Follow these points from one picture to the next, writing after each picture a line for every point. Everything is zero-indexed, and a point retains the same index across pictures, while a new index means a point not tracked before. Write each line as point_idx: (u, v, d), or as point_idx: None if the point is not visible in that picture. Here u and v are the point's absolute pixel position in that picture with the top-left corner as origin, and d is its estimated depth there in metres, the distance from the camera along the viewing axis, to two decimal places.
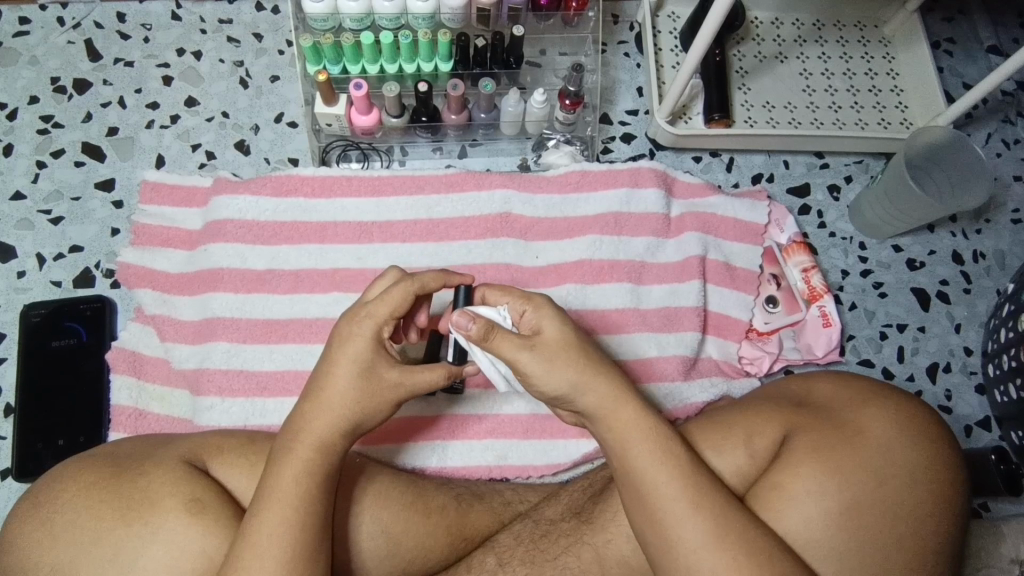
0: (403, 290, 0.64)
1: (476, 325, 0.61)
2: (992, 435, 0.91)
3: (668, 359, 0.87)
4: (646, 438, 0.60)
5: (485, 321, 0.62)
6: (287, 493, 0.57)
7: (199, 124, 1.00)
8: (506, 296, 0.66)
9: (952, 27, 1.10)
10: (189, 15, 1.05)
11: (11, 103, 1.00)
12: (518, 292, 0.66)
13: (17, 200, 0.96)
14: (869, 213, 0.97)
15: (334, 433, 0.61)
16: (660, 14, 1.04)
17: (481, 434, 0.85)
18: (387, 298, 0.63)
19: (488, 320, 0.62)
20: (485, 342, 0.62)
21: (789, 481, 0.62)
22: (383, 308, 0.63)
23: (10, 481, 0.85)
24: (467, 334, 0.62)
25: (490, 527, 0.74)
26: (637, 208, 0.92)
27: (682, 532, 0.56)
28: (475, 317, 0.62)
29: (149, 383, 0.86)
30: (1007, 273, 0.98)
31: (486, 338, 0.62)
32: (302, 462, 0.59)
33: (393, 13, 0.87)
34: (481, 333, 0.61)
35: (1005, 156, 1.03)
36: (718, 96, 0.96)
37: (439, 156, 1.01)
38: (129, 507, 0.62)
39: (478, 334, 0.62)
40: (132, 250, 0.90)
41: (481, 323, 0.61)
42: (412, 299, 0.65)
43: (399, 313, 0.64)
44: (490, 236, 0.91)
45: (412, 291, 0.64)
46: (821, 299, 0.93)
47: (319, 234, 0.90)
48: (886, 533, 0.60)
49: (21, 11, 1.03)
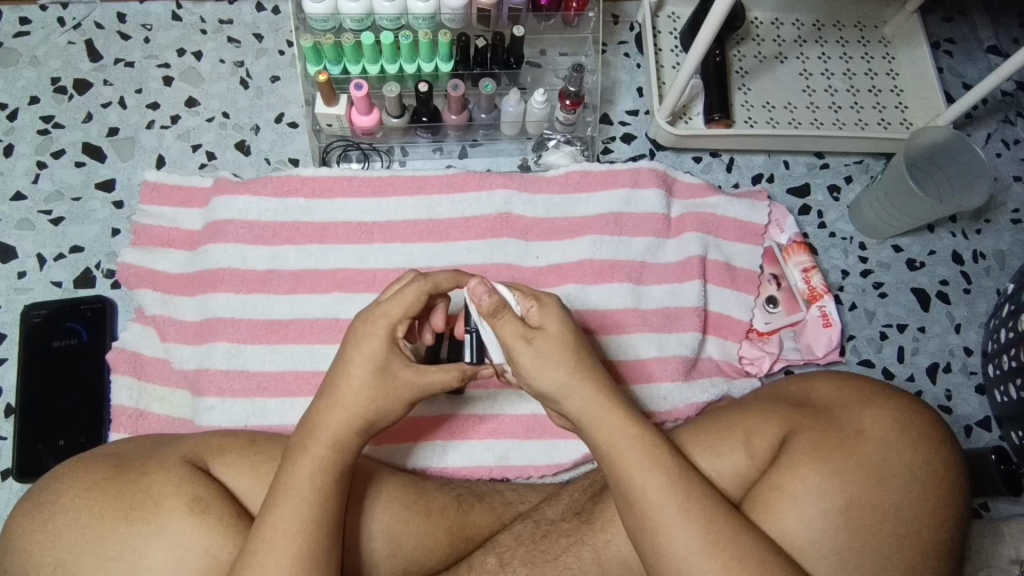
0: (415, 290, 0.64)
1: (490, 298, 0.62)
2: (992, 435, 0.91)
3: (668, 359, 0.87)
4: (633, 444, 0.59)
5: (499, 298, 0.62)
6: (302, 491, 0.57)
7: (199, 124, 1.00)
8: (518, 292, 0.66)
9: (952, 27, 1.10)
10: (190, 15, 1.05)
11: (11, 104, 1.00)
12: (526, 290, 0.66)
13: (18, 200, 0.96)
14: (868, 213, 0.97)
15: (349, 431, 0.61)
16: (661, 15, 1.04)
17: (482, 434, 0.85)
18: (397, 297, 0.64)
19: (501, 299, 0.63)
20: (494, 319, 0.63)
21: (784, 484, 0.62)
22: (397, 307, 0.63)
23: (10, 481, 0.85)
24: (479, 306, 0.62)
25: (490, 527, 0.74)
26: (637, 209, 0.92)
27: (672, 538, 0.56)
28: (491, 290, 0.62)
29: (150, 384, 0.86)
30: (1007, 273, 0.98)
31: (494, 314, 0.63)
32: (319, 459, 0.59)
33: (393, 13, 0.87)
34: (491, 308, 0.62)
35: (1005, 157, 1.03)
36: (718, 97, 0.96)
37: (440, 156, 1.01)
38: (131, 507, 0.62)
39: (489, 308, 0.62)
40: (133, 250, 0.90)
41: (495, 298, 0.62)
42: (424, 299, 0.65)
43: (412, 313, 0.64)
44: (490, 236, 0.91)
45: (426, 291, 0.64)
46: (822, 299, 0.93)
47: (319, 235, 0.90)
48: (885, 533, 0.60)
49: (21, 11, 1.03)
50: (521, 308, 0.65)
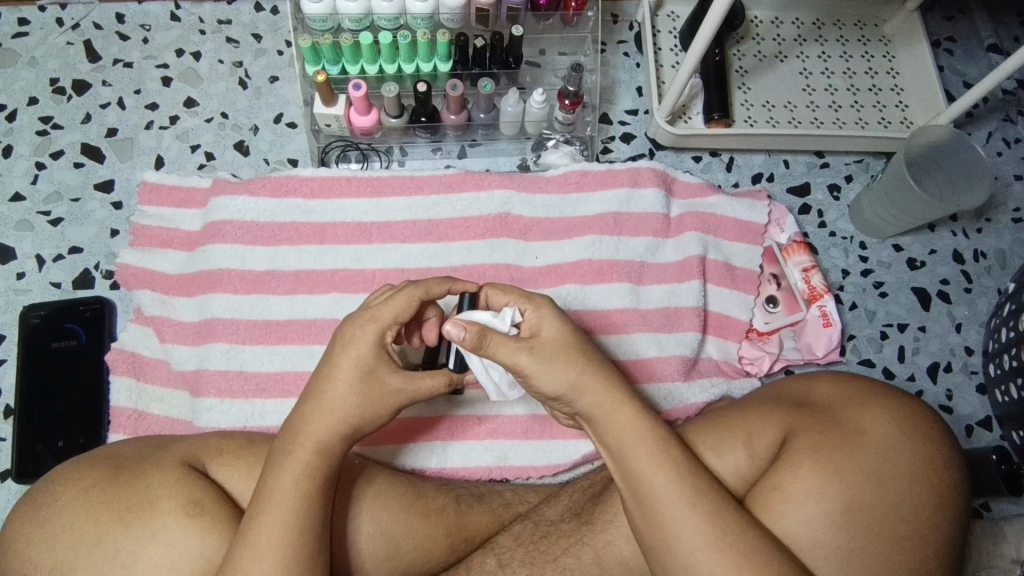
0: (408, 296, 0.63)
1: (468, 333, 0.60)
2: (992, 435, 0.90)
3: (668, 359, 0.87)
4: (641, 440, 0.59)
5: (478, 329, 0.61)
6: (287, 496, 0.57)
7: (198, 124, 1.00)
8: (508, 297, 0.65)
9: (952, 26, 1.09)
10: (189, 15, 1.05)
11: (11, 104, 1.00)
12: (515, 293, 0.66)
13: (17, 200, 0.96)
14: (869, 214, 0.97)
15: (334, 435, 0.60)
16: (660, 14, 1.04)
17: (482, 435, 0.85)
18: (390, 302, 0.63)
19: (481, 328, 0.61)
20: (483, 348, 0.61)
21: (787, 483, 0.62)
22: (387, 312, 0.63)
23: (9, 482, 0.85)
24: (462, 343, 0.61)
25: (490, 527, 0.73)
26: (636, 209, 0.91)
27: (679, 533, 0.56)
28: (467, 325, 0.61)
29: (149, 384, 0.86)
30: (1007, 273, 0.98)
31: (480, 346, 0.61)
32: (303, 464, 0.59)
33: (392, 13, 0.86)
34: (475, 341, 0.61)
35: (1005, 156, 1.03)
36: (718, 96, 0.96)
37: (439, 156, 1.01)
38: (128, 508, 0.62)
39: (472, 343, 0.61)
40: (132, 251, 0.90)
41: (474, 332, 0.60)
42: (417, 305, 0.64)
43: (403, 317, 0.64)
44: (490, 236, 0.91)
45: (418, 296, 0.64)
46: (821, 299, 0.93)
47: (318, 235, 0.90)
48: (886, 533, 0.59)
49: (21, 12, 1.03)
50: (518, 311, 0.64)
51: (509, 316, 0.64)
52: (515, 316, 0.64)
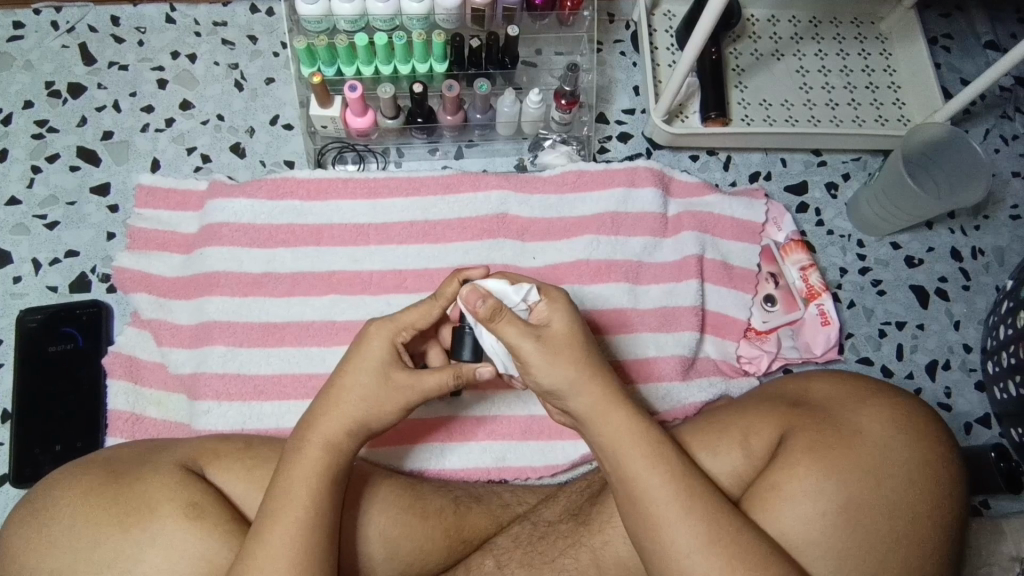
0: (426, 308, 0.65)
1: (485, 304, 0.60)
2: (992, 432, 0.90)
3: (666, 358, 0.87)
4: (636, 442, 0.59)
5: (495, 303, 0.60)
6: (299, 494, 0.57)
7: (194, 127, 1.00)
8: (524, 280, 0.65)
9: (949, 23, 1.09)
10: (184, 17, 1.05)
11: (6, 108, 0.99)
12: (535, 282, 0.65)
13: (13, 205, 0.96)
14: (866, 210, 0.96)
15: (342, 432, 0.61)
16: (656, 13, 1.04)
17: (481, 435, 0.85)
18: (417, 306, 0.65)
19: (497, 302, 0.61)
20: (492, 323, 0.61)
21: (785, 483, 0.61)
22: (410, 316, 0.64)
23: (7, 487, 0.85)
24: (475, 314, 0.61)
25: (488, 529, 0.73)
26: (634, 208, 0.91)
27: (674, 535, 0.56)
28: (485, 296, 0.61)
29: (146, 388, 0.86)
30: (1006, 269, 0.98)
31: (494, 318, 0.60)
32: (315, 462, 0.59)
33: (387, 14, 0.86)
34: (488, 313, 0.60)
35: (1003, 152, 1.03)
36: (714, 95, 0.96)
37: (436, 157, 1.00)
38: (126, 513, 0.62)
39: (486, 314, 0.60)
40: (128, 255, 0.89)
41: (491, 303, 0.60)
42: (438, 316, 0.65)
43: (421, 325, 0.65)
44: (488, 237, 0.90)
45: (437, 308, 0.65)
46: (820, 298, 0.93)
47: (315, 236, 0.90)
48: (883, 533, 0.59)
49: (16, 16, 1.03)
50: (534, 292, 0.64)
51: (526, 294, 0.64)
52: (532, 293, 0.64)
